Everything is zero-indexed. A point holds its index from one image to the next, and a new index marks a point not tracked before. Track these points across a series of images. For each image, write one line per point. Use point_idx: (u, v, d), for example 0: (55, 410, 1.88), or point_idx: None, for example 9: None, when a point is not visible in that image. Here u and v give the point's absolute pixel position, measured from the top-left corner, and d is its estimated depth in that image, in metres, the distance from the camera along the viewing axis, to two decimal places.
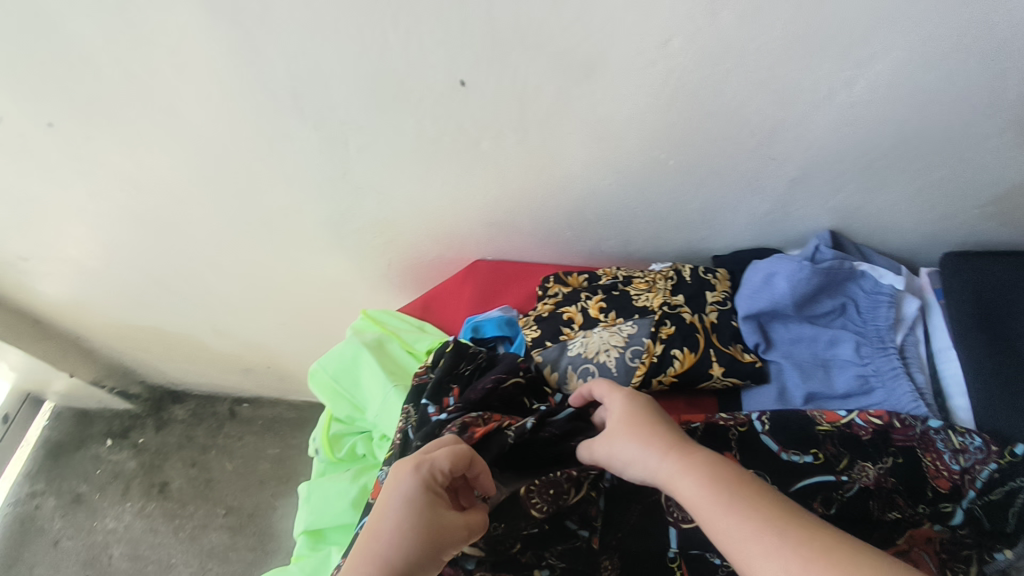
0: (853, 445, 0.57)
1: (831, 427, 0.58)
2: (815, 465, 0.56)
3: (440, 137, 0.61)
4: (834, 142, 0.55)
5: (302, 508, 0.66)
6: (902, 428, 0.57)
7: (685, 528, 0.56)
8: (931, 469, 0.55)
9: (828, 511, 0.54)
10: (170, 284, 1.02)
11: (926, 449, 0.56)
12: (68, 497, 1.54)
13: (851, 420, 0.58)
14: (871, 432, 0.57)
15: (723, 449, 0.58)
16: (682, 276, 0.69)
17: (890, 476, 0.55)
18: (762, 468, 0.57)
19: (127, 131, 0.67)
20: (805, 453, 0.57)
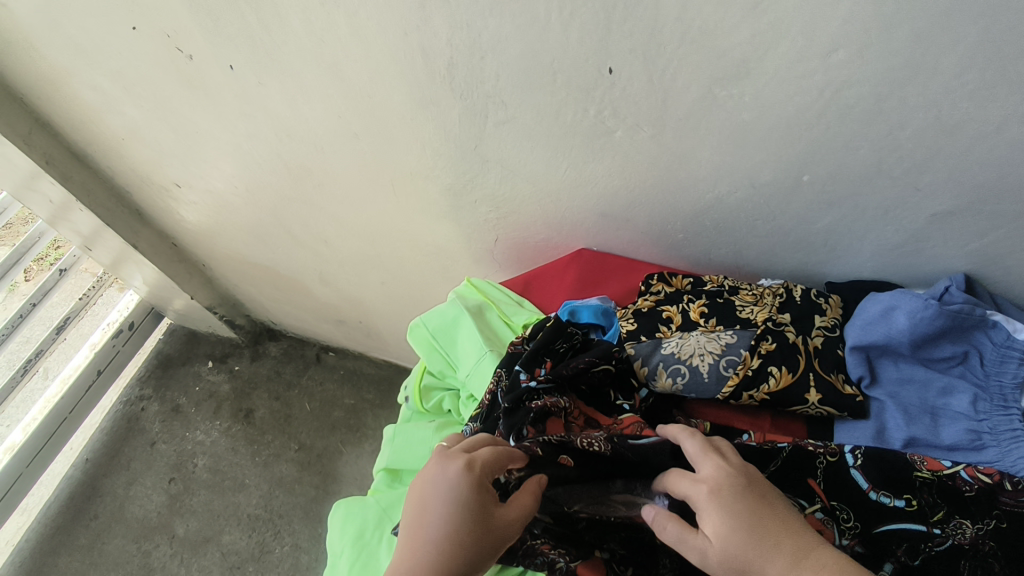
0: (952, 498, 0.54)
1: (932, 475, 0.55)
2: (905, 511, 0.54)
3: (575, 121, 0.63)
4: (991, 179, 0.52)
5: (386, 446, 0.71)
6: (1013, 492, 0.53)
7: None
8: None
9: (912, 562, 0.53)
10: (294, 228, 1.11)
11: None
12: (169, 406, 1.71)
13: (956, 473, 0.55)
14: (976, 489, 0.54)
15: (808, 475, 0.57)
16: (792, 296, 0.68)
17: (989, 539, 0.52)
18: (847, 503, 0.56)
19: (294, 79, 0.74)
20: (897, 497, 0.55)
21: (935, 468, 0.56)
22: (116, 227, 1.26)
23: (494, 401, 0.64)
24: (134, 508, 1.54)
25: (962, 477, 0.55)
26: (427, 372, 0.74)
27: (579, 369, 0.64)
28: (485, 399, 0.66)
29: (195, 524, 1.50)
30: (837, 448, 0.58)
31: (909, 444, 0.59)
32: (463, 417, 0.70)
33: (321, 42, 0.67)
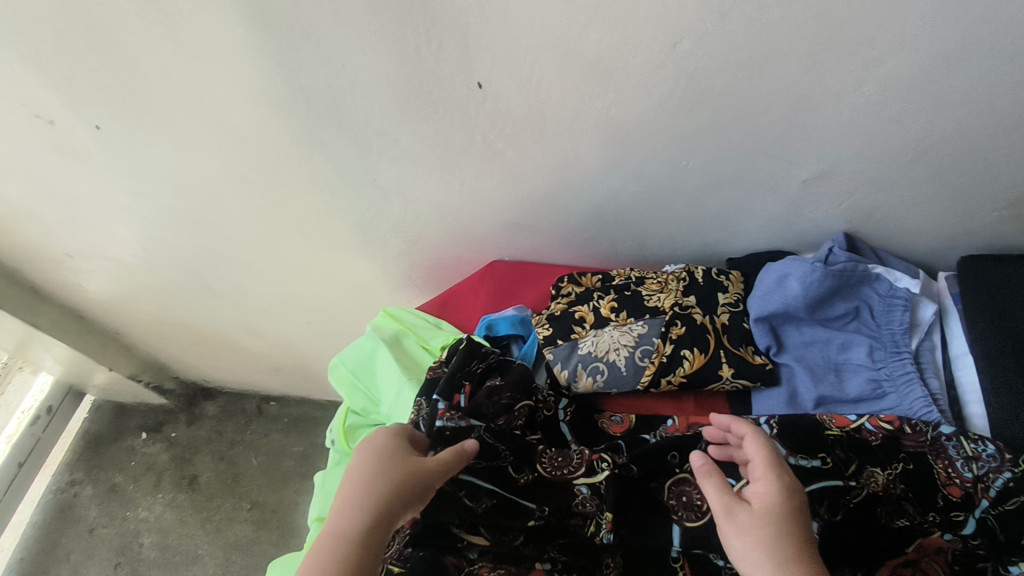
0: (862, 449, 0.56)
1: (841, 431, 0.57)
2: (823, 470, 0.55)
3: (456, 138, 0.63)
4: (847, 143, 0.55)
5: (317, 494, 0.69)
6: (913, 435, 0.56)
7: (689, 528, 0.56)
8: (943, 476, 0.54)
9: (834, 518, 0.53)
10: (204, 282, 1.06)
11: (938, 456, 0.55)
12: (105, 487, 1.60)
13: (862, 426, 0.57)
14: (881, 437, 0.56)
15: None
16: (694, 277, 0.70)
17: (900, 482, 0.55)
18: None
19: (167, 131, 0.71)
20: (813, 458, 0.56)
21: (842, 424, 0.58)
22: (12, 309, 1.18)
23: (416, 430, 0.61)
24: None
25: (869, 431, 0.57)
26: (351, 411, 0.72)
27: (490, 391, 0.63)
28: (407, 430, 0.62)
29: None
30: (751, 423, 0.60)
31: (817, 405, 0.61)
32: None
33: (187, 92, 0.64)
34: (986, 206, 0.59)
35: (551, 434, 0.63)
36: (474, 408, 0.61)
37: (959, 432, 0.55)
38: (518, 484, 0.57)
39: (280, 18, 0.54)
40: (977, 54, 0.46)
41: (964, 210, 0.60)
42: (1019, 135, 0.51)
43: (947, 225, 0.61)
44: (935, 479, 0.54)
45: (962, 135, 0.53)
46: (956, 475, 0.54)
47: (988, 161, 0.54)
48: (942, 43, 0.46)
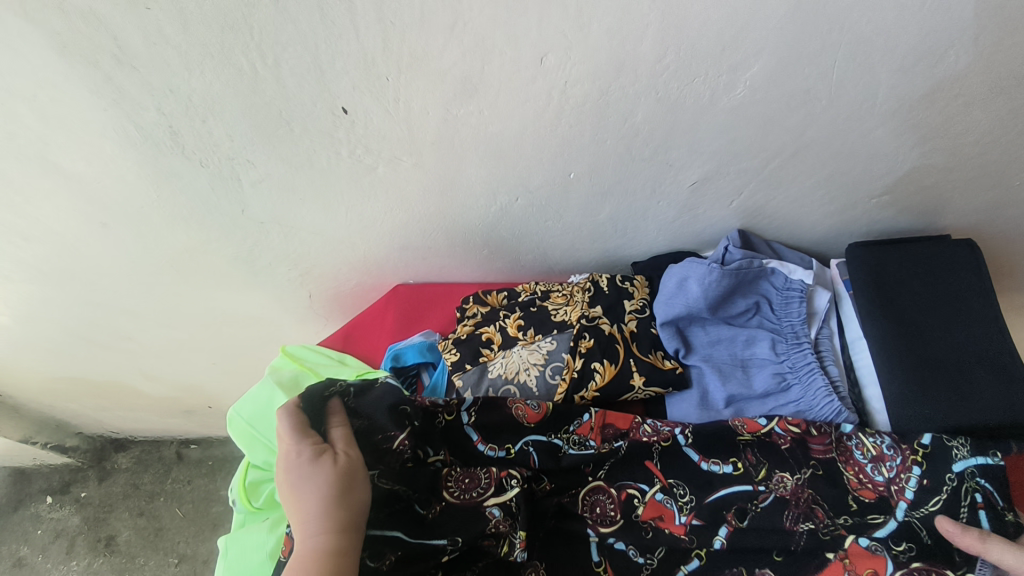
0: (775, 457, 0.55)
1: (752, 436, 0.56)
2: (734, 475, 0.54)
3: (332, 165, 0.59)
4: (726, 145, 0.55)
5: (219, 563, 0.61)
6: (819, 439, 0.56)
7: (602, 531, 0.54)
8: (853, 481, 0.53)
9: (742, 524, 0.52)
10: (87, 334, 0.97)
11: (847, 462, 0.54)
12: (9, 562, 1.45)
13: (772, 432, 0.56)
14: (790, 441, 0.56)
15: (643, 458, 0.56)
16: (600, 287, 0.68)
17: (811, 487, 0.53)
18: (682, 478, 0.55)
19: (3, 181, 0.63)
20: (725, 462, 0.55)
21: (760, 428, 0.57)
22: None
23: None
24: None
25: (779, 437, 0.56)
26: (251, 466, 0.65)
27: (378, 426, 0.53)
28: None
29: None
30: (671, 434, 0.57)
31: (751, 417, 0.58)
32: None
33: (13, 137, 0.57)
34: (864, 194, 0.60)
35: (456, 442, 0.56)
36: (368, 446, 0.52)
37: (857, 429, 0.55)
38: (427, 521, 0.50)
39: (109, 51, 0.49)
40: (835, 53, 0.47)
41: (845, 199, 0.61)
42: (882, 127, 0.53)
43: (832, 215, 0.63)
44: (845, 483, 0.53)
45: (833, 130, 0.53)
46: (865, 477, 0.53)
47: (859, 153, 0.56)
48: (801, 45, 0.46)
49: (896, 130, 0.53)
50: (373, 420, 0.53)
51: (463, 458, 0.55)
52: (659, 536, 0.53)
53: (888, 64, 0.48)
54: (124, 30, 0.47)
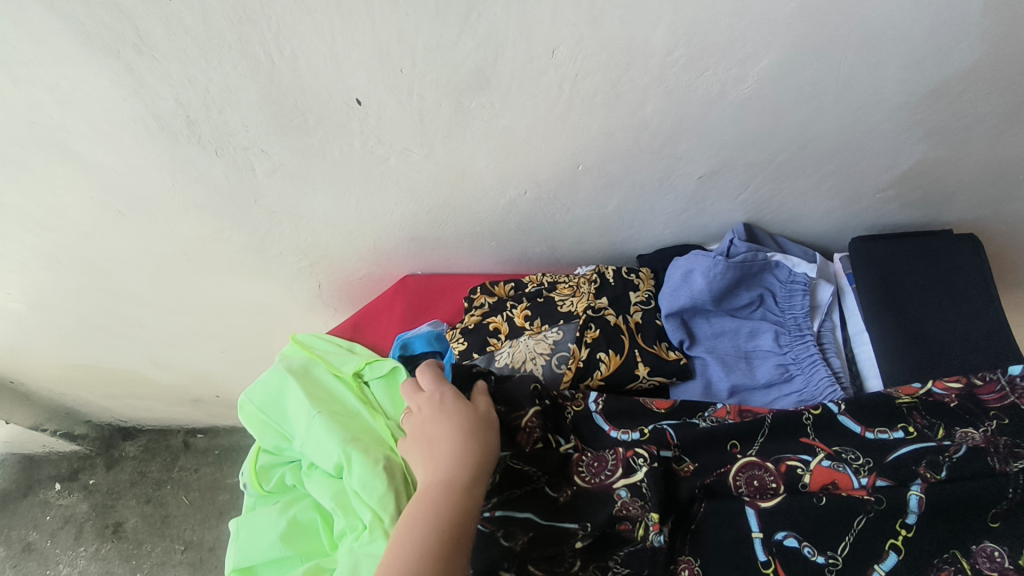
0: (864, 444, 0.50)
1: (912, 398, 0.52)
2: (907, 439, 0.50)
3: (345, 156, 0.60)
4: (734, 138, 0.56)
5: (230, 544, 0.63)
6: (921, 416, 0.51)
7: (764, 507, 0.49)
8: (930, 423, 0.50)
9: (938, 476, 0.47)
10: (99, 322, 0.98)
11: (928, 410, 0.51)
12: (18, 547, 1.47)
13: (866, 435, 0.50)
14: (955, 398, 0.51)
15: (799, 434, 0.52)
16: (606, 278, 0.69)
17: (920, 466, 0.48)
18: (848, 447, 0.50)
19: (23, 169, 0.64)
20: (894, 428, 0.50)
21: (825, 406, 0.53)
22: None
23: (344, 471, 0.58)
24: None
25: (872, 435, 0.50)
26: (263, 450, 0.67)
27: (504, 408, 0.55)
28: (335, 471, 0.59)
29: None
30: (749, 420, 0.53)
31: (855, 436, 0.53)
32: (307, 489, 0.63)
33: (34, 125, 0.58)
34: (869, 189, 0.61)
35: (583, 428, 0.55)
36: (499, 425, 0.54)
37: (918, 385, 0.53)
38: (558, 504, 0.50)
39: (130, 41, 0.50)
40: (842, 48, 0.48)
41: (850, 194, 0.62)
42: (887, 121, 0.54)
43: (837, 209, 0.64)
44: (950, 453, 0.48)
45: (839, 125, 0.54)
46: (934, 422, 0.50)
47: (864, 148, 0.57)
48: (809, 40, 0.47)
49: (900, 125, 0.54)
50: (512, 400, 0.55)
51: (593, 442, 0.54)
52: (837, 503, 0.47)
53: (894, 59, 0.48)
54: (145, 20, 0.48)
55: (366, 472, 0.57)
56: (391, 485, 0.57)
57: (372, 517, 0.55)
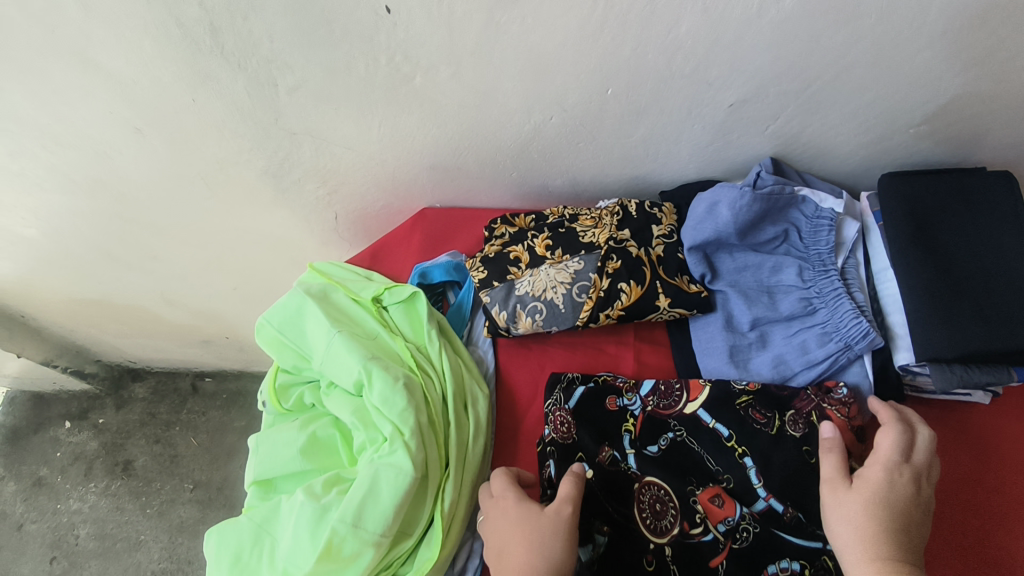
0: (742, 424, 0.57)
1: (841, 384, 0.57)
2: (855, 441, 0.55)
3: (369, 73, 0.59)
4: (769, 63, 0.55)
5: (250, 458, 0.63)
6: (802, 400, 0.56)
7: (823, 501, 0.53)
8: (842, 409, 0.55)
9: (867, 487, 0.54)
10: (113, 252, 0.98)
11: (827, 399, 0.56)
12: (30, 481, 1.50)
13: (713, 426, 0.58)
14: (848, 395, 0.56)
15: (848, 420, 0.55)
16: (628, 211, 0.68)
17: (803, 442, 0.55)
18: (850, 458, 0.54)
19: (41, 79, 0.63)
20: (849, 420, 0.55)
21: (691, 401, 0.60)
22: None
23: (367, 386, 0.58)
24: None
25: (721, 426, 0.58)
26: (281, 370, 0.67)
27: (601, 416, 0.61)
28: (356, 388, 0.60)
29: None
30: (627, 416, 0.61)
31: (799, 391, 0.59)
32: (326, 407, 0.64)
33: (54, 29, 0.57)
34: (902, 124, 0.60)
35: (693, 436, 0.58)
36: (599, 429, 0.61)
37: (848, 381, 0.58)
38: (636, 488, 0.57)
39: None
40: None
41: (881, 129, 0.61)
42: (929, 49, 0.52)
43: (867, 145, 0.63)
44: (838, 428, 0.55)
45: (878, 51, 0.53)
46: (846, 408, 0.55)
47: (903, 78, 0.55)
48: None
49: (942, 53, 0.52)
50: (590, 410, 0.62)
51: (687, 444, 0.58)
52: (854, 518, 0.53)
53: None
54: None
55: (385, 388, 0.57)
56: (411, 401, 0.57)
57: (393, 430, 0.55)
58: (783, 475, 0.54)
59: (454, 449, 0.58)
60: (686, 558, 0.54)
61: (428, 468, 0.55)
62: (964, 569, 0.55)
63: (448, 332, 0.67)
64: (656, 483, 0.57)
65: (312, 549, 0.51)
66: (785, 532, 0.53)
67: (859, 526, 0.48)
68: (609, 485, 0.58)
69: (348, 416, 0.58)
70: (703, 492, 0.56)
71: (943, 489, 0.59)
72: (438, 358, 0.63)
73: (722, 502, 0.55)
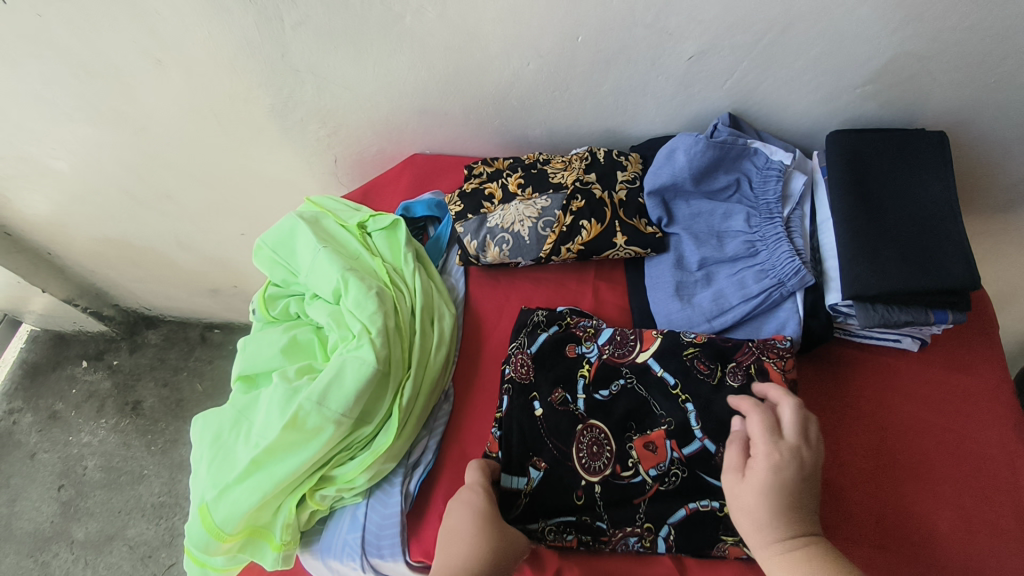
0: (687, 374, 0.61)
1: (787, 341, 0.61)
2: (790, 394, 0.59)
3: (365, 11, 0.66)
4: (721, 14, 0.60)
5: (237, 357, 0.70)
6: (743, 354, 0.61)
7: None
8: (780, 363, 0.60)
9: None
10: (133, 189, 1.06)
11: (768, 352, 0.60)
12: (45, 414, 1.59)
13: (661, 374, 0.61)
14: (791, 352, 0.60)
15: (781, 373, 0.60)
16: (597, 157, 0.74)
17: (739, 390, 0.59)
18: None
19: (77, 7, 0.71)
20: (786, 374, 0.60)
21: (643, 351, 0.63)
22: None
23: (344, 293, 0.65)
24: (23, 523, 1.46)
25: (668, 375, 0.61)
26: (272, 284, 0.74)
27: (558, 361, 0.65)
28: (334, 295, 0.66)
29: (95, 525, 1.44)
30: (583, 362, 0.64)
31: (735, 324, 0.64)
32: (308, 317, 0.70)
33: None
34: (848, 83, 0.65)
35: (639, 385, 0.62)
36: (555, 374, 0.64)
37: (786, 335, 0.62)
38: (580, 430, 0.61)
39: None
40: None
41: (830, 88, 0.66)
42: (864, 6, 0.57)
43: (818, 104, 0.68)
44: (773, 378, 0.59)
45: (819, 7, 0.58)
46: (784, 363, 0.60)
47: (845, 36, 0.60)
48: None
49: (878, 11, 0.57)
50: (549, 355, 0.65)
51: (634, 391, 0.62)
52: None
53: None
54: None
55: (360, 294, 0.64)
56: (381, 306, 0.64)
57: (362, 328, 0.62)
58: (718, 420, 0.58)
59: (417, 354, 0.65)
60: (616, 496, 0.58)
61: (390, 363, 0.61)
62: (878, 488, 0.59)
63: (425, 259, 0.73)
64: (598, 427, 0.61)
65: (280, 422, 0.57)
66: (712, 474, 0.57)
67: (753, 519, 0.51)
68: (556, 422, 0.61)
69: (325, 318, 0.65)
70: (639, 439, 0.60)
71: (872, 421, 0.63)
72: (411, 277, 0.69)
73: (656, 448, 0.59)
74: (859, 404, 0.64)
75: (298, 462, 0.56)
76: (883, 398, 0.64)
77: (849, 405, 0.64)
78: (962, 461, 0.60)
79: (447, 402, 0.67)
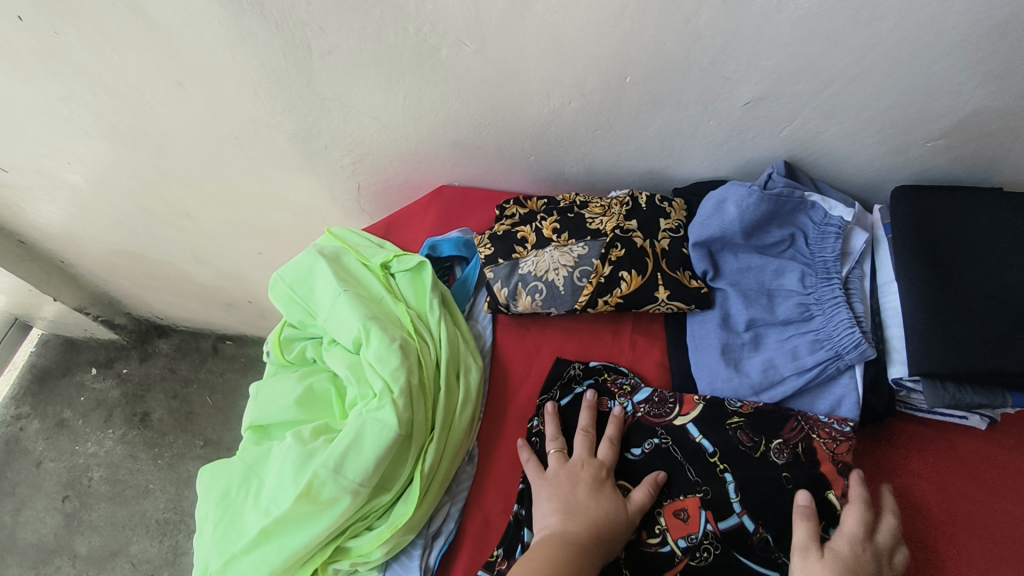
0: (729, 446, 0.56)
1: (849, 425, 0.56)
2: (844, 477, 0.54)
3: (399, 43, 0.62)
4: (786, 60, 0.55)
5: (250, 403, 0.66)
6: (791, 430, 0.56)
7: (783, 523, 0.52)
8: (831, 443, 0.54)
9: None
10: (149, 205, 1.03)
11: (816, 429, 0.55)
12: (53, 421, 1.57)
13: (700, 441, 0.57)
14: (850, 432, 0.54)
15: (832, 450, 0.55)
16: (638, 203, 0.69)
17: (784, 468, 0.54)
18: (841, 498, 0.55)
19: (96, 28, 0.67)
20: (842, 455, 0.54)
21: (682, 415, 0.59)
22: None
23: (366, 345, 0.60)
24: (26, 533, 1.43)
25: (706, 441, 0.57)
26: (288, 324, 0.70)
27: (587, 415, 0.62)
28: (355, 344, 0.62)
29: (98, 539, 1.41)
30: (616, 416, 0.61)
31: (787, 399, 0.59)
32: (325, 363, 0.66)
33: None
34: (919, 136, 0.59)
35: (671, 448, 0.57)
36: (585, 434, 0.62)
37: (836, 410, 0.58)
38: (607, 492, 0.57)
39: None
40: None
41: (898, 140, 0.60)
42: (946, 58, 0.52)
43: (882, 155, 0.62)
44: (821, 461, 0.54)
45: (895, 59, 0.53)
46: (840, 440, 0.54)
47: (922, 88, 0.55)
48: None
49: (961, 64, 0.52)
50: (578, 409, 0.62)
51: (666, 456, 0.57)
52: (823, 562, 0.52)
53: None
54: None
55: (382, 346, 0.60)
56: (404, 361, 0.59)
57: (383, 386, 0.57)
58: (754, 492, 0.53)
59: (441, 414, 0.60)
60: (641, 566, 0.54)
61: (412, 427, 0.56)
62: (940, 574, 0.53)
63: (450, 303, 0.69)
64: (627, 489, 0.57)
65: (293, 490, 0.53)
66: (747, 555, 0.52)
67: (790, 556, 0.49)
68: None
69: (344, 371, 0.61)
70: (669, 505, 0.55)
71: (935, 497, 0.57)
72: (436, 326, 0.65)
73: (688, 516, 0.54)
74: (921, 478, 0.58)
75: (310, 536, 0.52)
76: (948, 475, 0.58)
77: (909, 477, 0.58)
78: (929, 555, 0.54)
79: (469, 464, 0.63)
